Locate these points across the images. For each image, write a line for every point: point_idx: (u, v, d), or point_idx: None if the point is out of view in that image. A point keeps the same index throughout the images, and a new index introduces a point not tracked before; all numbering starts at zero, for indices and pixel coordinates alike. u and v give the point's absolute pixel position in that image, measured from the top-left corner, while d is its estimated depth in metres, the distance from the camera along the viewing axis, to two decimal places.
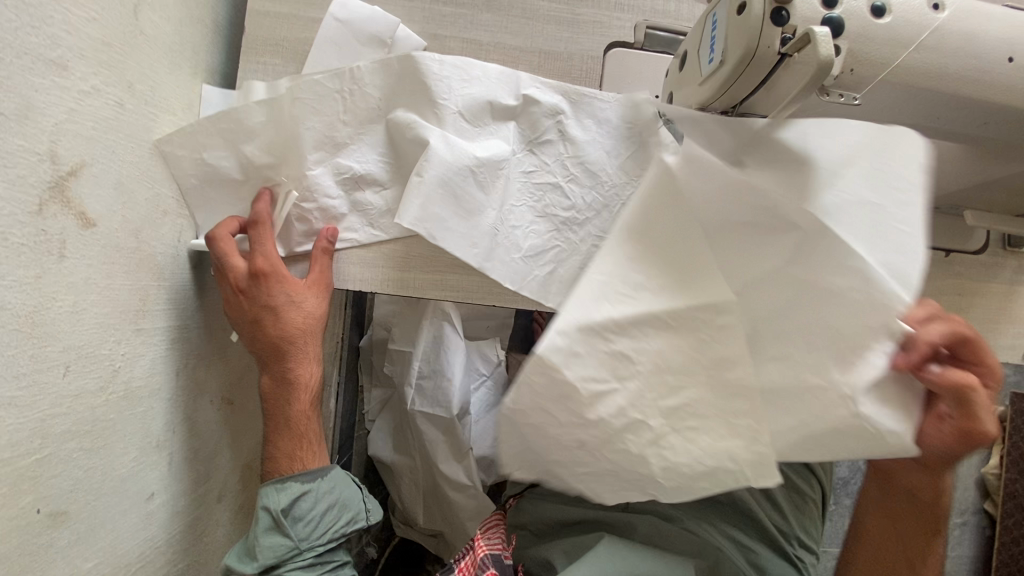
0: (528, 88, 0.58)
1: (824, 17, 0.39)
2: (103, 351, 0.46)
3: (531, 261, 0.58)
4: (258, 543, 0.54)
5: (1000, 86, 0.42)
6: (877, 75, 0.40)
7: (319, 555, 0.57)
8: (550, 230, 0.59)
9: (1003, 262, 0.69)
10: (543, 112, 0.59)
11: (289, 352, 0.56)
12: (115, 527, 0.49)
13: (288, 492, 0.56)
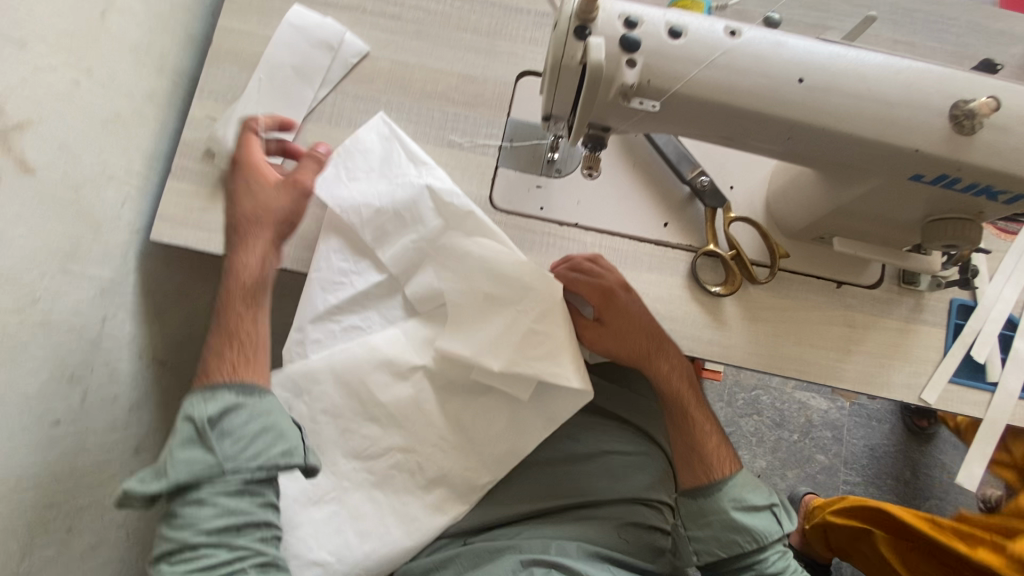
0: (397, 176, 0.68)
1: (622, 35, 0.45)
2: (24, 278, 0.55)
3: (384, 198, 0.68)
4: (171, 458, 0.51)
5: (793, 104, 0.46)
6: (672, 87, 0.46)
7: (217, 536, 0.51)
8: (387, 185, 0.68)
9: (899, 299, 0.70)
10: (419, 164, 0.68)
11: (246, 341, 0.58)
12: (10, 437, 0.56)
13: (216, 403, 0.54)
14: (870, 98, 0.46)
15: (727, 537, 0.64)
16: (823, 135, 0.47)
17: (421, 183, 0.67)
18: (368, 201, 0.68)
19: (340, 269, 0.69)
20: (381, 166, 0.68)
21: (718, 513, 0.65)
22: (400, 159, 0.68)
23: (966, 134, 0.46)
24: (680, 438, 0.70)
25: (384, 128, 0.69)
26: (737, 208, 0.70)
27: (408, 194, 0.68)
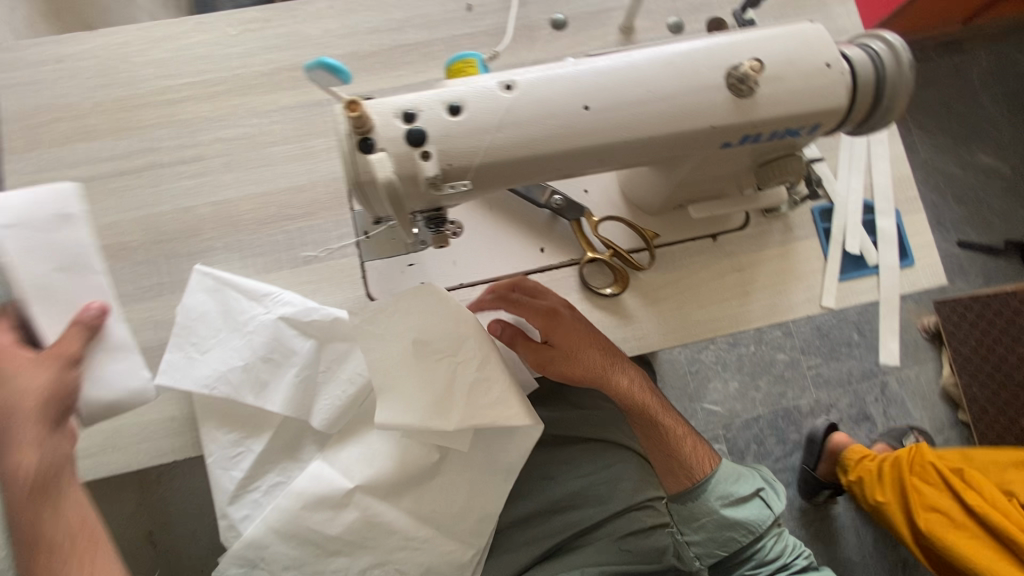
0: (247, 322, 0.64)
1: (406, 133, 0.44)
2: None
3: (245, 351, 0.63)
4: None
5: (589, 131, 0.47)
6: (474, 160, 0.46)
7: None
8: (241, 338, 0.63)
9: (770, 227, 0.74)
10: (261, 301, 0.65)
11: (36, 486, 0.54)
12: None
13: None
14: (654, 98, 0.47)
15: (723, 536, 0.75)
16: (629, 146, 0.48)
17: (272, 318, 0.64)
18: (230, 363, 0.62)
19: (227, 443, 0.63)
20: (226, 323, 0.64)
21: (708, 514, 0.75)
22: (240, 305, 0.64)
23: (747, 96, 0.48)
24: (651, 446, 0.75)
25: (207, 280, 0.65)
26: (598, 208, 0.72)
27: (266, 333, 0.64)
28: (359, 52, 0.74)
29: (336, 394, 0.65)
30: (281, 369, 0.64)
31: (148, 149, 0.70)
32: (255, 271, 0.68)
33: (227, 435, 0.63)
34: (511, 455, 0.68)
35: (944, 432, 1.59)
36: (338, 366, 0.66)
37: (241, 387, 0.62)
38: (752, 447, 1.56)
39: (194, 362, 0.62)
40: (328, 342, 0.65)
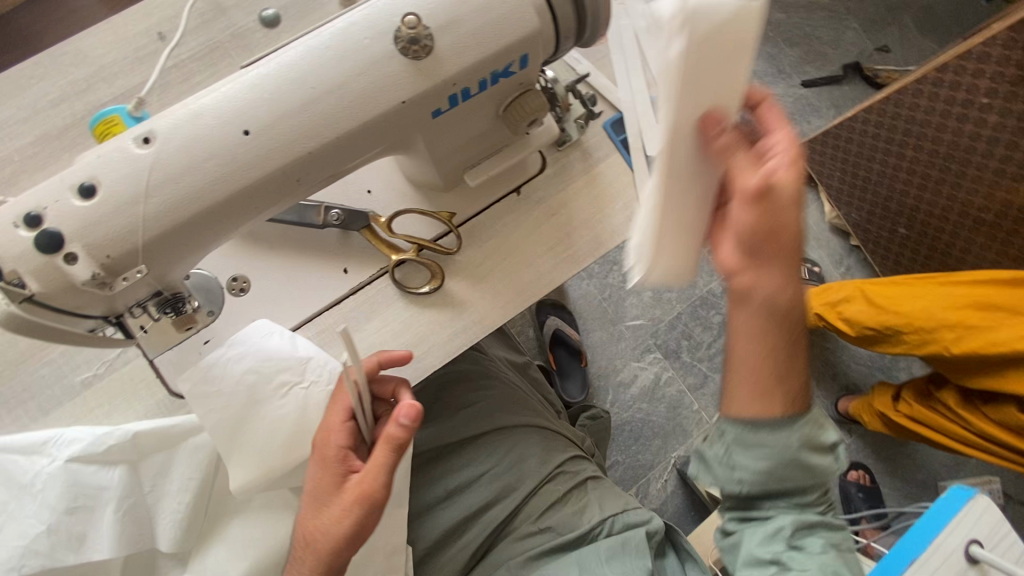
0: (36, 481, 0.58)
1: (33, 241, 0.37)
2: None
3: (44, 512, 0.58)
4: None
5: (263, 158, 0.41)
6: (137, 239, 0.38)
7: None
8: (37, 501, 0.58)
9: (568, 159, 0.70)
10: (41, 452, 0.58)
11: None
12: None
13: None
14: (321, 95, 0.41)
15: (795, 477, 0.51)
16: (321, 153, 0.42)
17: (59, 466, 0.58)
18: (29, 533, 0.57)
19: None
20: (15, 492, 0.58)
21: (789, 457, 0.51)
22: (20, 468, 0.58)
23: (424, 56, 0.42)
24: (758, 364, 0.50)
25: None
26: (387, 206, 0.66)
27: (62, 485, 0.58)
28: (54, 131, 0.63)
29: (173, 507, 0.61)
30: (97, 513, 0.59)
31: None
32: (35, 415, 0.60)
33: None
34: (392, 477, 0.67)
35: (844, 263, 1.66)
36: (164, 480, 0.62)
37: (54, 552, 0.57)
38: (683, 345, 1.60)
39: None
40: (141, 461, 0.61)
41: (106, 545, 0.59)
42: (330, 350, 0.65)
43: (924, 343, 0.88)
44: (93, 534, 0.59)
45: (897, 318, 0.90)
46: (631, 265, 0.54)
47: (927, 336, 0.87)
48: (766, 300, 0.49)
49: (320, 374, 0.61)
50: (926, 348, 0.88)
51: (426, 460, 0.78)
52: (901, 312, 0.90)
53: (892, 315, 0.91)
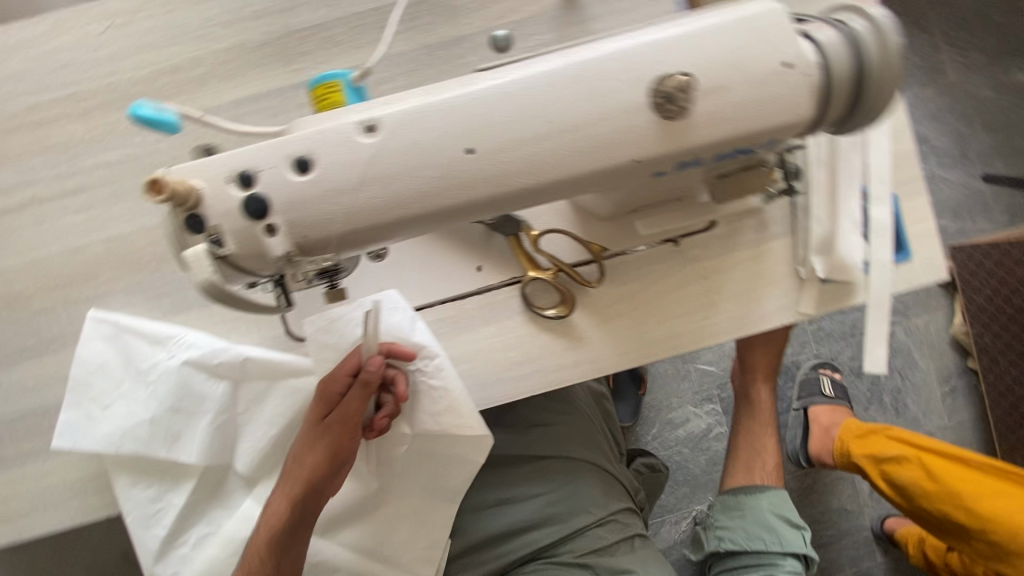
0: (153, 372, 0.61)
1: (244, 204, 0.36)
2: None
3: (153, 402, 0.61)
4: None
5: (474, 180, 0.37)
6: (335, 228, 0.37)
7: None
8: (149, 389, 0.61)
9: (742, 226, 0.64)
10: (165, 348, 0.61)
11: None
12: None
13: None
14: (556, 131, 0.37)
15: (753, 532, 0.85)
16: (532, 189, 0.39)
17: (178, 366, 0.61)
18: (137, 416, 0.61)
19: (145, 499, 0.63)
20: (132, 374, 0.61)
21: (759, 516, 0.85)
22: (142, 355, 0.61)
23: (679, 117, 0.38)
24: None
25: (103, 327, 0.61)
26: (540, 217, 0.63)
27: (178, 383, 0.62)
28: (245, 43, 0.62)
29: (255, 437, 0.64)
30: (194, 418, 0.63)
31: (25, 182, 0.62)
32: (164, 312, 0.63)
33: (143, 492, 0.63)
34: (452, 480, 0.69)
35: (951, 381, 1.51)
36: (256, 408, 0.64)
37: (153, 440, 0.62)
38: None
39: (101, 417, 0.61)
40: (242, 383, 0.63)
41: (197, 449, 0.63)
42: (440, 341, 0.64)
43: (994, 555, 0.92)
44: (185, 435, 0.62)
45: (979, 523, 0.91)
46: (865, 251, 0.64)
47: (1003, 553, 0.91)
48: None
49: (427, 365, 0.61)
50: (995, 561, 0.92)
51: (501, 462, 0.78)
52: (992, 519, 0.91)
53: (963, 510, 0.94)
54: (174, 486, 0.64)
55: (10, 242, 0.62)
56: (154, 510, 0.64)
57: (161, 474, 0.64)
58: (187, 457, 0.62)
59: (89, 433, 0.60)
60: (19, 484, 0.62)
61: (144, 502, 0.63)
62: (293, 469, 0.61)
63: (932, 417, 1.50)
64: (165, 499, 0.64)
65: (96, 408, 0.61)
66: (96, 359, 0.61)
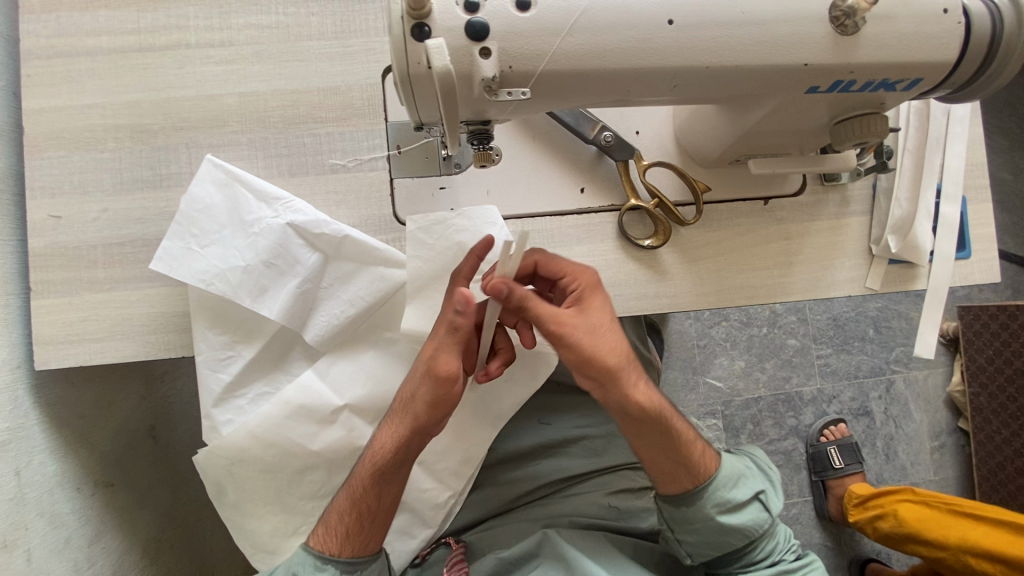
0: (255, 225, 0.61)
1: (467, 24, 0.40)
2: None
3: (248, 253, 0.61)
4: None
5: (666, 49, 0.42)
6: (537, 66, 0.41)
7: None
8: (247, 240, 0.61)
9: (825, 198, 0.69)
10: (275, 205, 0.61)
11: None
12: None
13: None
14: (745, 22, 0.42)
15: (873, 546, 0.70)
16: (710, 72, 0.43)
17: (282, 226, 0.61)
18: (228, 264, 0.60)
19: (216, 345, 0.62)
20: (234, 222, 0.61)
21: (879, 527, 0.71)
22: (247, 206, 0.61)
23: (847, 33, 0.43)
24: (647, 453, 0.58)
25: (217, 173, 0.61)
26: (647, 153, 0.67)
27: (277, 242, 0.61)
28: None
29: (335, 313, 0.64)
30: (282, 278, 0.62)
31: (174, 26, 0.65)
32: (278, 172, 0.65)
33: (217, 337, 0.62)
34: (506, 400, 0.68)
35: (942, 437, 1.55)
36: (341, 285, 0.64)
37: (237, 289, 0.61)
38: (748, 427, 1.49)
39: (195, 257, 0.60)
40: (336, 260, 0.63)
41: (278, 309, 0.62)
42: (533, 251, 0.67)
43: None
44: (269, 293, 0.62)
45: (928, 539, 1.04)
46: (914, 245, 0.67)
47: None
48: (646, 409, 0.56)
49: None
50: None
51: (558, 391, 0.76)
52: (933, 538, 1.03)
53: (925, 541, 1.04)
54: (244, 342, 0.64)
55: (147, 78, 0.64)
56: (220, 362, 0.62)
57: (233, 328, 0.63)
58: (267, 312, 0.61)
59: (179, 267, 0.60)
60: (100, 309, 0.62)
61: (214, 351, 0.62)
62: (404, 405, 0.59)
63: (921, 470, 1.53)
64: (236, 356, 0.63)
65: (194, 245, 0.60)
66: (204, 199, 0.61)
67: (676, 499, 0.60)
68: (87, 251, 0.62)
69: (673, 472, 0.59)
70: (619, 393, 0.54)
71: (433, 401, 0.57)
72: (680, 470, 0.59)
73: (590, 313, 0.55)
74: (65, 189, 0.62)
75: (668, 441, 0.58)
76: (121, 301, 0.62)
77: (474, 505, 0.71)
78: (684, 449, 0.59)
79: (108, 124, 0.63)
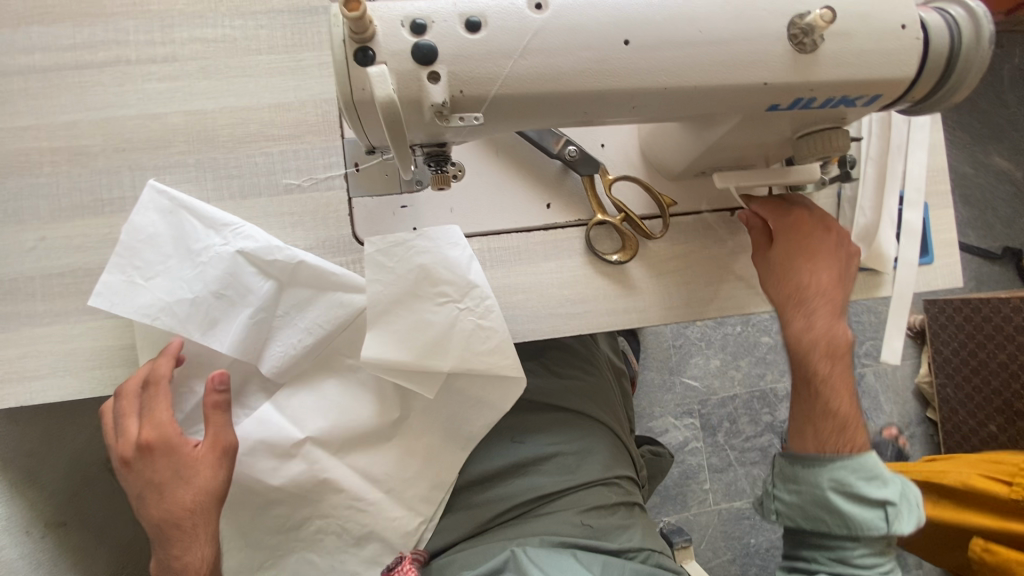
0: (203, 255, 0.58)
1: (413, 47, 0.38)
2: None
3: (197, 284, 0.58)
4: None
5: (623, 70, 0.40)
6: (490, 90, 0.39)
7: None
8: (195, 270, 0.58)
9: None
10: (224, 233, 0.58)
11: None
12: None
13: None
14: (704, 40, 0.40)
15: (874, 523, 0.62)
16: (670, 93, 0.42)
17: (232, 255, 0.58)
18: (176, 297, 0.58)
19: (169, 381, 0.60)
20: (181, 251, 0.58)
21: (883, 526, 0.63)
22: (194, 235, 0.58)
23: (808, 51, 0.42)
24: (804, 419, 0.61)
25: (160, 200, 0.58)
26: (613, 166, 0.66)
27: (227, 272, 0.58)
28: None
29: (292, 342, 0.61)
30: (234, 310, 0.59)
31: (113, 41, 0.61)
32: (230, 193, 0.62)
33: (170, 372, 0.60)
34: (474, 424, 0.65)
35: (912, 428, 1.58)
36: (297, 314, 0.61)
37: (187, 322, 0.58)
38: (724, 425, 1.50)
39: (139, 291, 0.57)
40: (290, 287, 0.60)
41: (231, 341, 0.59)
42: (499, 269, 0.65)
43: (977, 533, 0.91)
44: (221, 326, 0.59)
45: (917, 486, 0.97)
46: (877, 253, 0.68)
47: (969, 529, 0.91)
48: (806, 334, 0.59)
49: (476, 304, 0.60)
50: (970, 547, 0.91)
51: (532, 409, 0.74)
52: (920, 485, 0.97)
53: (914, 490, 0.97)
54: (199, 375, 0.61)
55: (86, 97, 0.61)
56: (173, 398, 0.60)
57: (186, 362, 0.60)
58: (220, 346, 0.59)
59: (122, 302, 0.56)
60: (39, 344, 0.59)
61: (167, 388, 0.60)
62: (167, 527, 0.56)
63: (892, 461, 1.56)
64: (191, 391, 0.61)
65: (137, 279, 0.57)
66: (148, 228, 0.58)
67: (805, 457, 0.61)
68: (24, 283, 0.59)
69: (836, 440, 0.60)
70: (791, 324, 0.60)
71: (200, 502, 0.55)
72: (830, 429, 0.60)
73: (778, 232, 0.62)
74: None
75: (807, 394, 0.60)
76: (63, 335, 0.59)
77: (445, 529, 0.69)
78: (816, 411, 0.60)
79: (44, 146, 0.60)
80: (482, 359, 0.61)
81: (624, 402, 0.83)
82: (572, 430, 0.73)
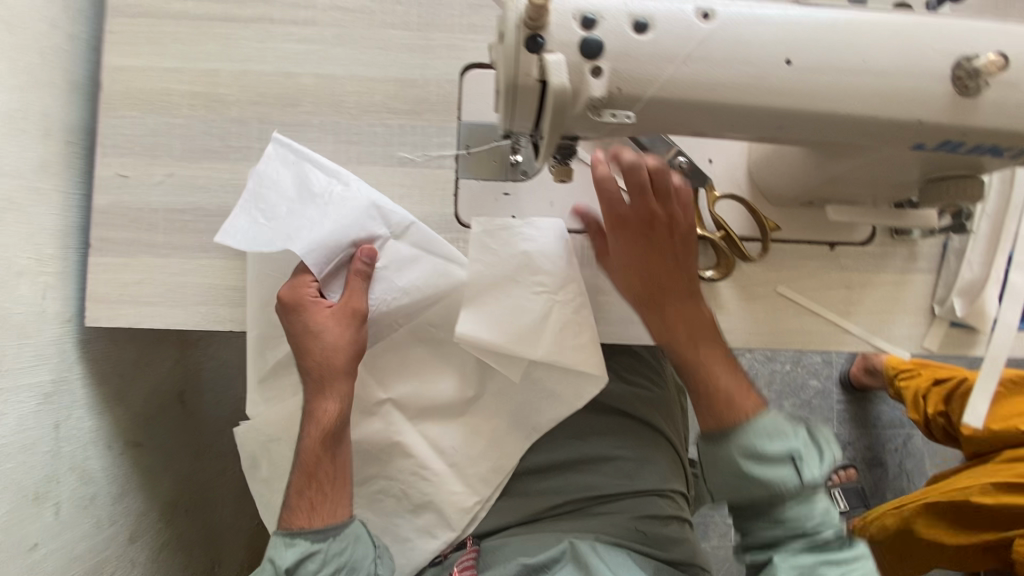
0: (329, 199, 0.60)
1: (582, 40, 0.39)
2: None
3: (324, 226, 0.60)
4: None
5: (780, 89, 0.41)
6: (646, 91, 0.40)
7: None
8: (321, 213, 0.60)
9: (893, 251, 0.67)
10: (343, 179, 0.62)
11: None
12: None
13: (295, 550, 0.58)
14: (863, 70, 0.41)
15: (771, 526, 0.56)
16: (820, 118, 0.42)
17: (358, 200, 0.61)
18: (308, 238, 0.59)
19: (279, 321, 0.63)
20: (303, 196, 0.60)
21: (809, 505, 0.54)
22: (318, 180, 0.61)
23: (969, 95, 0.41)
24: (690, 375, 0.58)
25: (282, 153, 0.61)
26: (718, 183, 0.66)
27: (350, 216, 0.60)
28: None
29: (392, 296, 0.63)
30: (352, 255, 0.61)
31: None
32: (346, 157, 0.64)
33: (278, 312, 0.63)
34: (543, 415, 0.66)
35: None
36: (403, 270, 0.63)
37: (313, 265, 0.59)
38: None
39: (269, 233, 0.58)
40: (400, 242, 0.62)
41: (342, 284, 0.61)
42: (590, 268, 0.65)
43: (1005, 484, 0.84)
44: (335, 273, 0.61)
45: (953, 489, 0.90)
46: (976, 310, 0.65)
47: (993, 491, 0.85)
48: (694, 316, 0.59)
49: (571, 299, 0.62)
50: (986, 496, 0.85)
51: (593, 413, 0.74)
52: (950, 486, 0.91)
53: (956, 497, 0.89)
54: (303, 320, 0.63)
55: (228, 48, 0.64)
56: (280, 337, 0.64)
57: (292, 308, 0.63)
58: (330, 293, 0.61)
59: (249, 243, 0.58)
60: (155, 274, 0.62)
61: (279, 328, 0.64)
62: (320, 374, 0.58)
63: None
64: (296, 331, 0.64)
65: (266, 221, 0.58)
66: (271, 176, 0.60)
67: (716, 434, 0.56)
68: (149, 214, 0.62)
69: (733, 420, 0.55)
70: (686, 304, 0.59)
71: (350, 362, 0.59)
72: (717, 408, 0.56)
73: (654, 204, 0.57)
74: (136, 148, 0.63)
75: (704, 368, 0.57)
76: (177, 267, 0.62)
77: (500, 513, 0.71)
78: (722, 396, 0.56)
79: (184, 89, 0.64)
80: (568, 354, 0.61)
81: (682, 419, 0.83)
82: (633, 439, 0.74)
